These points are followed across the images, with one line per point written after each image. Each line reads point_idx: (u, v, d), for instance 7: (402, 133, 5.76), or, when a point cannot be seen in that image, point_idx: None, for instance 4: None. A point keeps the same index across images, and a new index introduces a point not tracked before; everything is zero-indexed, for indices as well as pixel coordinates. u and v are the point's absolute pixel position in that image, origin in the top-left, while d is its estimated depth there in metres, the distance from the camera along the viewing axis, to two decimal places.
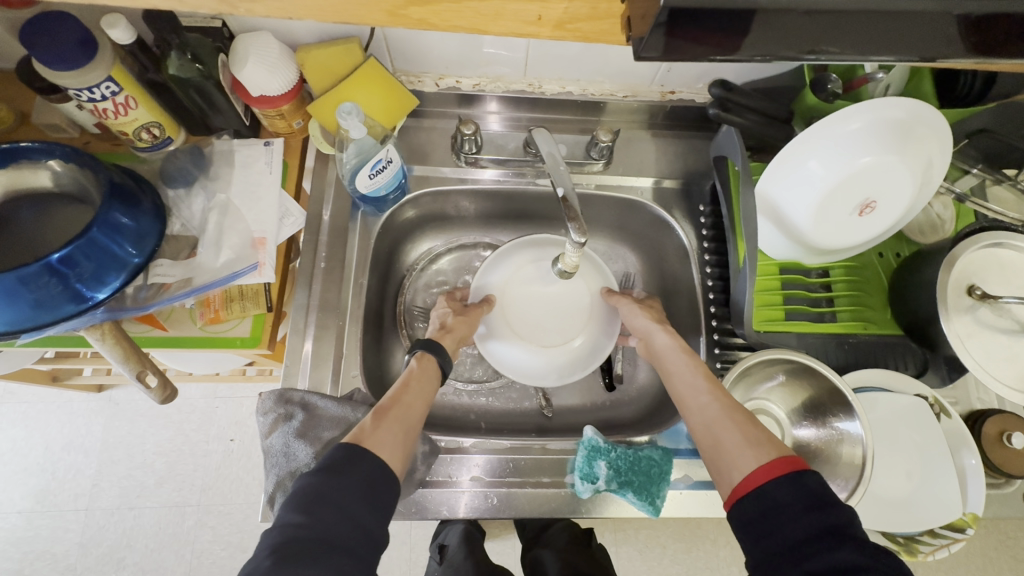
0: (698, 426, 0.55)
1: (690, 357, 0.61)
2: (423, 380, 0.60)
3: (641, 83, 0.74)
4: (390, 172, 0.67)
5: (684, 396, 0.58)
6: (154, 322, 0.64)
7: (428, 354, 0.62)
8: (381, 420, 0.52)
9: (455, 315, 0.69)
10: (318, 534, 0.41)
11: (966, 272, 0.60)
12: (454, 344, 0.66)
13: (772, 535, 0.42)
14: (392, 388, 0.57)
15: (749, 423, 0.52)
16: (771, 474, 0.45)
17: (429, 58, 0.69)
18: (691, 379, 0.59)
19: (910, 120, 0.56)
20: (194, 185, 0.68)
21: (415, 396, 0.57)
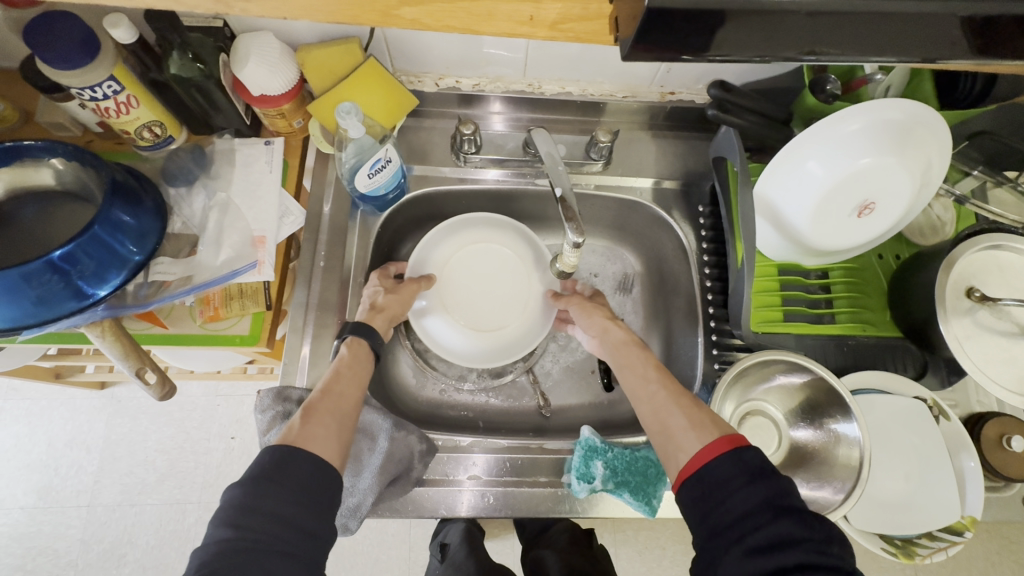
0: (646, 415, 0.56)
1: (640, 348, 0.62)
2: (355, 366, 0.60)
3: (641, 84, 0.74)
4: (389, 171, 0.67)
5: (633, 386, 0.59)
6: (155, 319, 0.65)
7: (357, 339, 0.62)
8: (314, 414, 0.53)
9: (386, 293, 0.68)
10: (252, 542, 0.42)
11: (965, 274, 0.60)
12: (386, 324, 0.66)
13: (717, 510, 0.43)
14: (325, 378, 0.57)
15: (694, 406, 0.53)
16: (714, 453, 0.46)
17: (430, 58, 0.70)
18: (640, 368, 0.59)
19: (909, 122, 0.56)
20: (195, 184, 0.68)
21: (348, 384, 0.58)
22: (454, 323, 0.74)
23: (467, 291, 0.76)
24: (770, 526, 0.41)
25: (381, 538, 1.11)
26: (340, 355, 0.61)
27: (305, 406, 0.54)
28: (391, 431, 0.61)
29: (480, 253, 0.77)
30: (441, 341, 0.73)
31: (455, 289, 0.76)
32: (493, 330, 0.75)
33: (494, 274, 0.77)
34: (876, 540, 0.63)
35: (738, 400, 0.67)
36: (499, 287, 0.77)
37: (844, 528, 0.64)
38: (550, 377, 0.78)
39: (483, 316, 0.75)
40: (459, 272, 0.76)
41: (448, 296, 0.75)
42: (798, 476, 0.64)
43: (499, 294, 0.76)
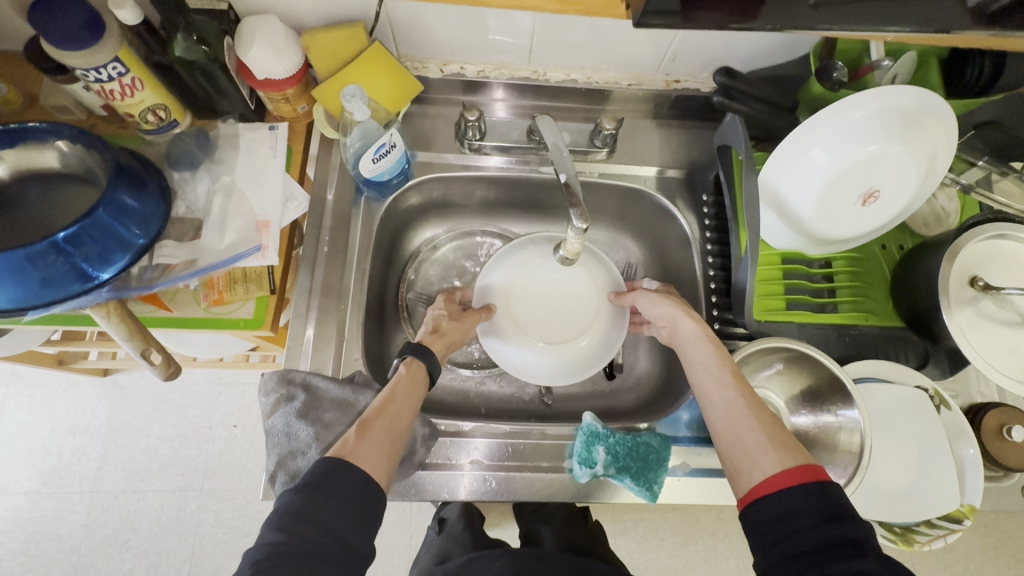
0: (720, 421, 0.53)
1: (716, 348, 0.59)
2: (411, 387, 0.58)
3: (646, 72, 0.74)
4: (394, 156, 0.67)
5: (709, 391, 0.56)
6: (159, 302, 0.65)
7: (417, 359, 0.61)
8: (370, 430, 0.51)
9: (449, 319, 0.69)
10: (298, 549, 0.41)
11: (968, 263, 0.60)
12: (444, 349, 0.66)
13: (788, 539, 0.41)
14: (380, 396, 0.56)
15: (776, 425, 0.50)
16: (792, 480, 0.44)
17: (435, 44, 0.70)
18: (718, 373, 0.56)
19: (918, 110, 0.56)
20: (199, 168, 0.68)
21: (404, 405, 0.56)
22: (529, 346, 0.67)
23: (535, 309, 0.69)
24: (851, 561, 0.38)
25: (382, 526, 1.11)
26: (398, 372, 0.59)
27: (360, 421, 0.53)
28: None
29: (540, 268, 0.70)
30: (521, 368, 0.67)
31: (522, 308, 0.69)
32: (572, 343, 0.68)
33: (560, 285, 0.70)
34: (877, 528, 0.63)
35: None
36: (569, 297, 0.70)
37: None
38: None
39: (558, 332, 0.68)
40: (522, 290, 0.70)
41: (517, 318, 0.69)
42: None
43: (571, 306, 0.69)
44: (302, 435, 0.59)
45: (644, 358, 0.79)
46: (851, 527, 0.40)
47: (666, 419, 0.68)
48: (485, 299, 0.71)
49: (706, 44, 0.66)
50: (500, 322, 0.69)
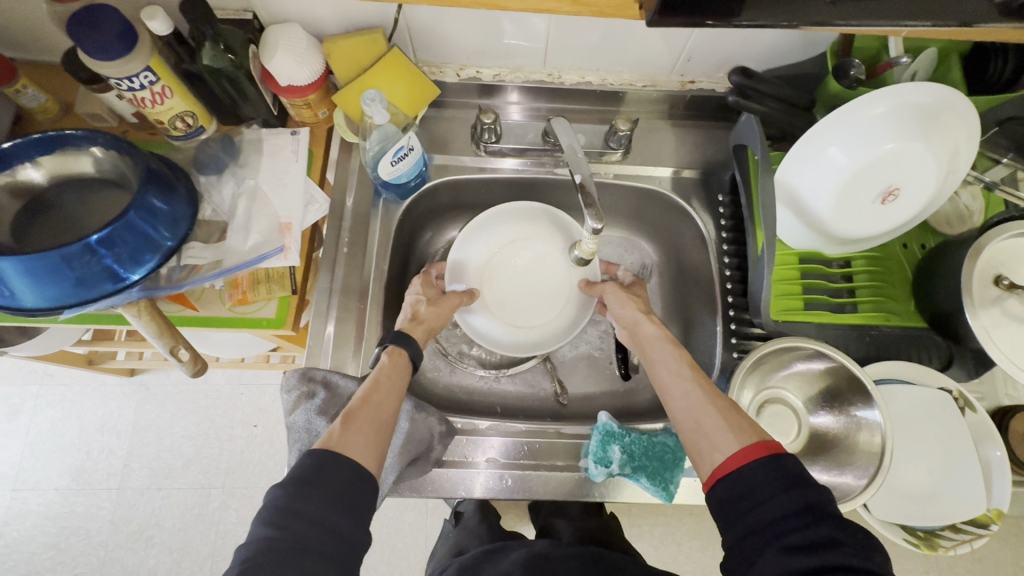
0: (678, 412, 0.54)
1: (675, 346, 0.60)
2: (394, 374, 0.59)
3: (661, 73, 0.74)
4: (411, 159, 0.69)
5: (666, 383, 0.57)
6: (186, 302, 0.67)
7: (399, 347, 0.61)
8: (354, 420, 0.52)
9: (427, 305, 0.68)
10: (290, 542, 0.42)
11: (992, 261, 0.59)
12: (425, 335, 0.66)
13: (752, 512, 0.42)
14: (364, 386, 0.56)
15: (732, 409, 0.51)
16: (750, 455, 0.45)
17: (451, 49, 0.71)
18: (675, 366, 0.57)
19: (936, 108, 0.56)
20: (225, 172, 0.70)
21: (389, 393, 0.57)
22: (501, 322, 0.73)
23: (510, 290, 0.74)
24: (812, 527, 0.40)
25: (398, 526, 1.12)
26: (382, 357, 0.60)
27: (345, 412, 0.53)
28: (412, 412, 0.62)
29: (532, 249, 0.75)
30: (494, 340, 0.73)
31: (499, 287, 0.75)
32: (538, 323, 0.74)
33: (538, 270, 0.75)
34: (898, 532, 0.62)
35: (757, 388, 0.67)
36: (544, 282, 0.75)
37: (863, 517, 0.63)
38: (567, 364, 0.79)
39: (529, 313, 0.74)
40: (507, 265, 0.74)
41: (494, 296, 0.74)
42: (817, 464, 0.63)
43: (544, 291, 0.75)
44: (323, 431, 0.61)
45: None
46: (808, 493, 0.41)
47: None
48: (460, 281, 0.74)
49: (721, 44, 0.66)
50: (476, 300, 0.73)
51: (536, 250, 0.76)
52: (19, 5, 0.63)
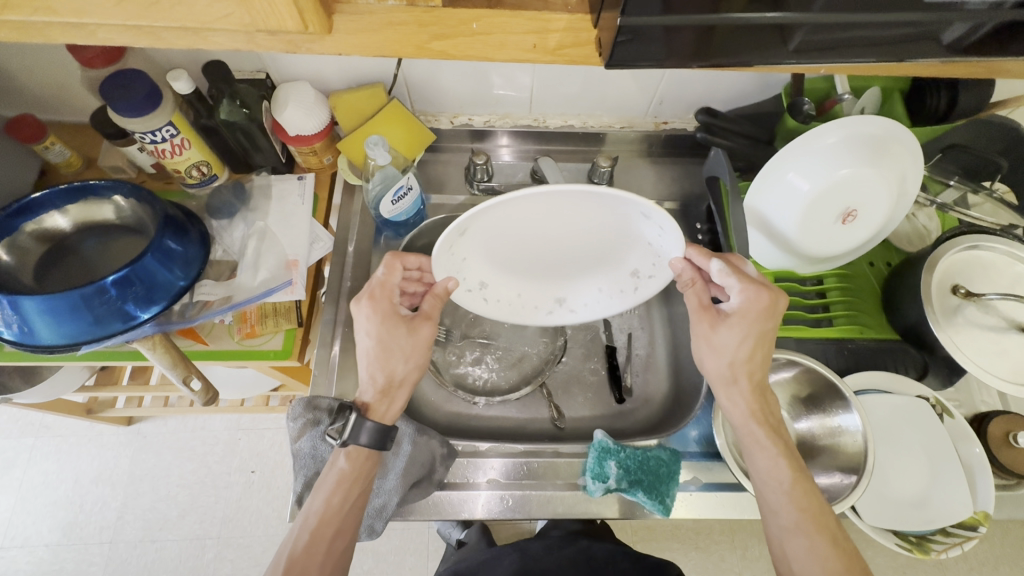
0: (770, 519, 0.55)
1: (776, 440, 0.57)
2: (351, 488, 0.57)
3: (636, 116, 0.82)
4: (410, 198, 0.73)
5: (761, 483, 0.56)
6: (197, 336, 0.70)
7: (357, 449, 0.58)
8: (298, 559, 0.53)
9: (406, 362, 0.61)
10: None
11: (949, 273, 0.64)
12: (396, 402, 0.61)
13: None
14: (315, 516, 0.55)
15: (838, 544, 0.52)
16: None
17: (446, 100, 0.79)
18: (768, 466, 0.56)
19: (885, 137, 0.62)
20: (236, 216, 0.76)
21: (343, 517, 0.56)
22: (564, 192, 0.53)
23: (488, 254, 0.63)
24: None
25: (399, 571, 1.09)
26: (336, 468, 0.57)
27: (291, 552, 0.53)
28: (414, 435, 0.64)
29: (575, 257, 0.66)
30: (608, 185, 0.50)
31: (542, 262, 0.67)
32: (507, 257, 0.65)
33: (557, 256, 0.66)
34: (891, 537, 0.63)
35: None
36: (671, 248, 0.58)
37: (855, 523, 0.64)
38: (561, 388, 0.81)
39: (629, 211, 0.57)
40: (553, 265, 0.67)
41: (469, 243, 0.60)
42: (803, 470, 0.65)
43: (665, 241, 0.59)
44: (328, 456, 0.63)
45: (651, 382, 0.82)
46: None
47: (675, 435, 0.70)
48: (519, 290, 0.69)
49: (686, 90, 0.74)
50: (447, 265, 0.60)
51: (577, 256, 0.66)
52: (54, 72, 0.70)
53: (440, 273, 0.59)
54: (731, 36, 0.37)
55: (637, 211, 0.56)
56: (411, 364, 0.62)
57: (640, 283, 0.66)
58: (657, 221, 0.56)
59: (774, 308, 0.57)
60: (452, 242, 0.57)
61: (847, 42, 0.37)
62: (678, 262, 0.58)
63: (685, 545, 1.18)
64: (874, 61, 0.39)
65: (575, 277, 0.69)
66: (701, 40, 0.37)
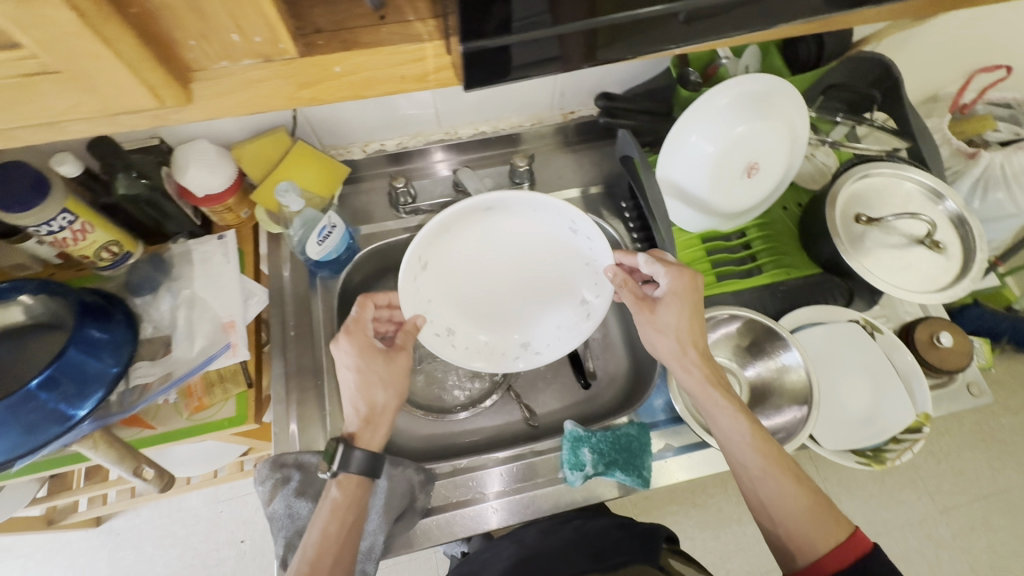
0: (742, 473, 0.58)
1: (729, 397, 0.60)
2: (348, 512, 0.57)
3: (543, 111, 0.84)
4: (337, 235, 0.72)
5: (726, 440, 0.59)
6: (142, 422, 0.67)
7: (347, 476, 0.58)
8: None
9: (384, 390, 0.62)
10: None
11: (850, 205, 0.69)
12: (380, 433, 0.61)
13: None
14: (312, 549, 0.54)
15: (805, 481, 0.56)
16: (842, 556, 0.50)
17: (354, 130, 0.78)
18: (727, 423, 0.59)
19: (770, 92, 0.66)
20: (160, 289, 0.73)
21: (344, 545, 0.55)
22: (499, 214, 0.68)
23: (443, 294, 0.69)
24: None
25: None
26: (332, 495, 0.57)
27: None
28: (389, 469, 0.63)
29: (530, 290, 0.71)
30: (528, 191, 0.65)
31: (500, 305, 0.71)
32: (466, 304, 0.70)
33: (512, 291, 0.71)
34: (851, 456, 0.67)
35: None
36: (603, 254, 0.66)
37: (818, 452, 0.67)
38: (528, 388, 0.82)
39: (552, 225, 0.69)
40: (510, 306, 0.71)
41: (427, 279, 0.67)
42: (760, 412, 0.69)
43: (596, 248, 0.67)
44: (305, 512, 0.62)
45: (612, 361, 0.84)
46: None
47: (643, 408, 0.73)
48: (483, 339, 0.71)
49: (582, 78, 0.77)
50: (411, 299, 0.65)
51: (529, 288, 0.71)
52: None
53: (408, 309, 0.64)
54: (607, 36, 0.38)
55: (566, 224, 0.68)
56: (390, 391, 0.63)
57: (592, 307, 0.69)
58: (583, 229, 0.67)
59: (698, 285, 0.63)
60: (418, 278, 0.65)
61: (717, 14, 0.39)
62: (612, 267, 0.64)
63: (683, 507, 1.22)
64: (744, 30, 0.40)
65: (535, 317, 0.71)
66: (582, 42, 0.37)
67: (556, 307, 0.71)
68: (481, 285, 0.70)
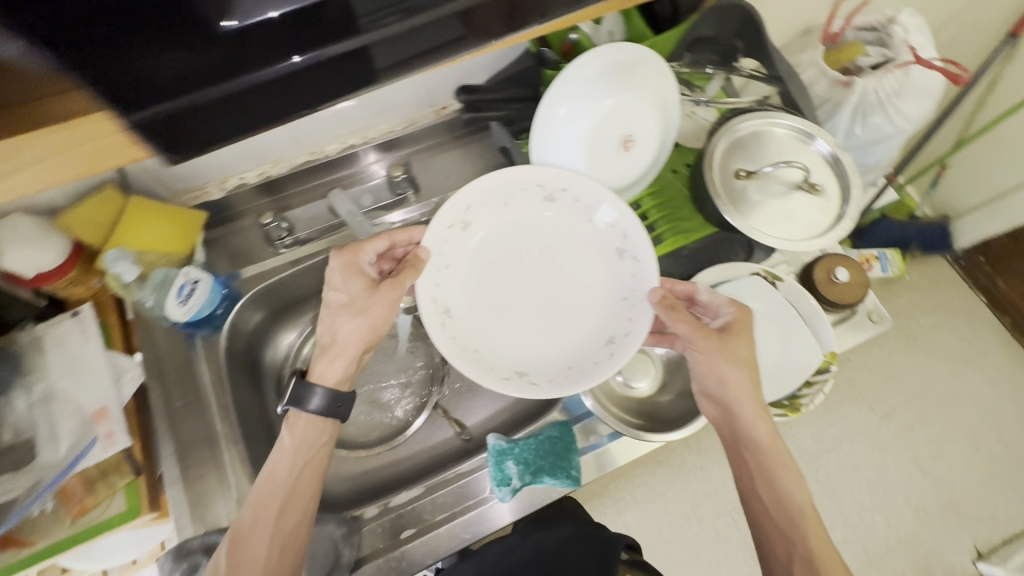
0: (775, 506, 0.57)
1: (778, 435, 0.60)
2: (296, 458, 0.58)
3: (413, 111, 0.79)
4: (202, 291, 0.66)
5: (769, 471, 0.58)
6: (18, 541, 0.59)
7: (301, 416, 0.59)
8: (239, 541, 0.53)
9: (354, 317, 0.60)
10: None
11: (727, 161, 0.68)
12: (342, 363, 0.60)
13: None
14: (260, 491, 0.56)
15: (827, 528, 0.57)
16: None
17: (204, 168, 0.71)
18: (772, 456, 0.58)
19: (634, 63, 0.64)
20: (11, 387, 0.64)
21: (297, 490, 0.57)
22: (560, 210, 0.67)
23: (472, 283, 0.65)
24: None
25: None
26: (284, 441, 0.58)
27: (231, 533, 0.54)
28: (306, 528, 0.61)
29: (533, 323, 0.64)
30: (592, 176, 0.64)
31: (490, 332, 0.64)
32: (464, 316, 0.64)
33: (528, 312, 0.65)
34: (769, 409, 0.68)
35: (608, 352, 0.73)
36: (646, 275, 0.62)
37: None
38: (455, 402, 0.79)
39: (583, 242, 0.67)
40: (506, 336, 0.64)
41: (462, 240, 0.65)
42: None
43: (642, 266, 0.63)
44: None
45: None
46: None
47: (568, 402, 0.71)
48: (480, 354, 0.62)
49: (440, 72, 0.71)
50: (434, 241, 0.63)
51: (539, 318, 0.65)
52: None
53: (429, 238, 0.62)
54: None
55: (615, 247, 0.65)
56: (362, 320, 0.60)
57: (617, 347, 0.61)
58: (630, 252, 0.64)
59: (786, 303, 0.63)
60: (448, 236, 0.64)
61: None
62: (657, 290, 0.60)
63: (649, 465, 1.23)
64: None
65: (531, 353, 0.63)
66: None
67: (564, 349, 0.64)
68: (500, 267, 0.66)
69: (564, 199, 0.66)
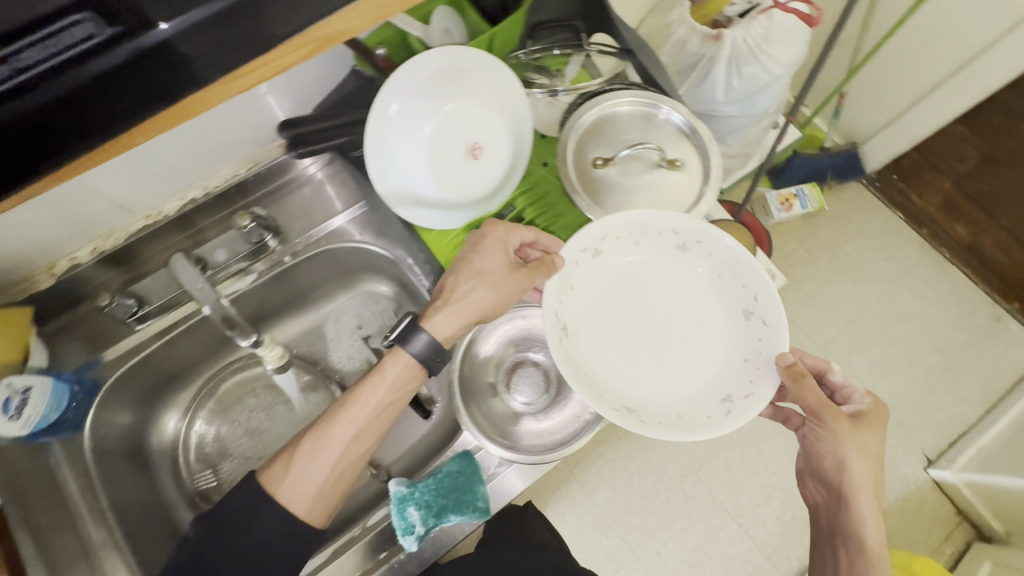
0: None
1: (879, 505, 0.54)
2: (396, 383, 0.57)
3: (253, 150, 0.72)
4: (40, 394, 0.61)
5: (865, 541, 0.52)
6: None
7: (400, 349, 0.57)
8: (306, 448, 0.55)
9: (485, 286, 0.58)
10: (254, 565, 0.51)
11: (583, 152, 0.65)
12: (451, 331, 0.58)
13: None
14: (362, 391, 0.57)
15: None
16: None
17: (17, 257, 0.63)
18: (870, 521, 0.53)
19: (468, 68, 0.60)
20: None
21: (391, 398, 0.58)
22: (693, 257, 0.60)
23: (589, 317, 0.58)
24: None
25: None
26: (385, 365, 0.57)
27: (308, 431, 0.57)
28: None
29: (655, 366, 0.57)
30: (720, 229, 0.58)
31: (603, 364, 0.56)
32: (595, 352, 0.57)
33: (640, 355, 0.57)
34: None
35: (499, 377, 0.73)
36: (773, 337, 0.54)
37: None
38: None
39: (703, 296, 0.59)
40: (620, 381, 0.56)
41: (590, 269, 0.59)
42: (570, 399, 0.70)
43: (766, 330, 0.55)
44: None
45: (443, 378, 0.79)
46: None
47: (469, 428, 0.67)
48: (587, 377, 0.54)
49: None
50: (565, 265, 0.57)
51: (650, 369, 0.57)
52: None
53: (564, 251, 0.57)
54: None
55: (741, 306, 0.57)
56: (492, 292, 0.58)
57: (733, 406, 0.53)
58: (759, 312, 0.56)
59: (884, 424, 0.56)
60: (579, 260, 0.59)
61: None
62: (785, 355, 0.52)
63: (610, 440, 1.14)
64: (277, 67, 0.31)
65: (646, 396, 0.55)
66: None
67: (668, 404, 0.55)
68: (624, 304, 0.59)
69: (697, 250, 0.60)
